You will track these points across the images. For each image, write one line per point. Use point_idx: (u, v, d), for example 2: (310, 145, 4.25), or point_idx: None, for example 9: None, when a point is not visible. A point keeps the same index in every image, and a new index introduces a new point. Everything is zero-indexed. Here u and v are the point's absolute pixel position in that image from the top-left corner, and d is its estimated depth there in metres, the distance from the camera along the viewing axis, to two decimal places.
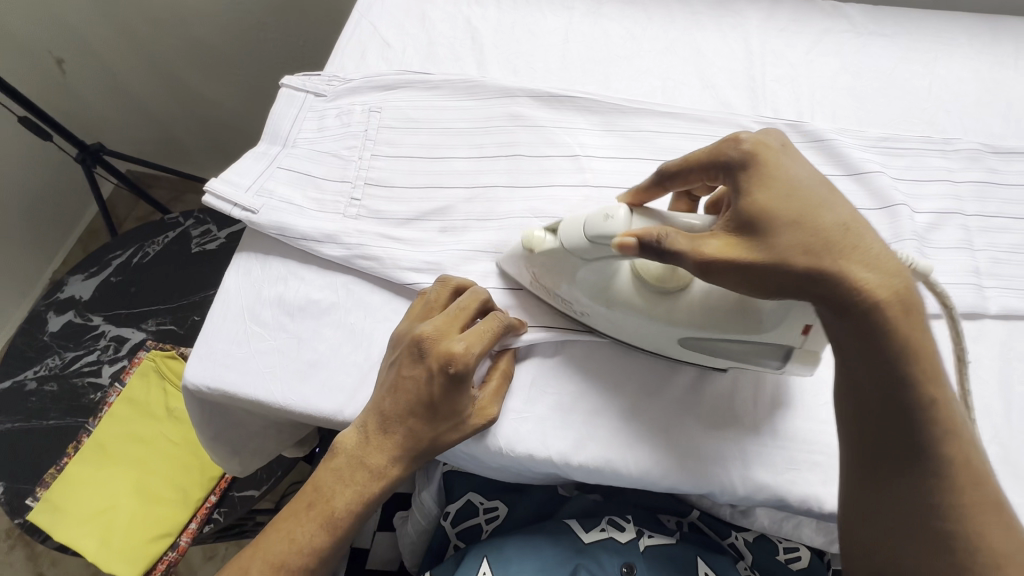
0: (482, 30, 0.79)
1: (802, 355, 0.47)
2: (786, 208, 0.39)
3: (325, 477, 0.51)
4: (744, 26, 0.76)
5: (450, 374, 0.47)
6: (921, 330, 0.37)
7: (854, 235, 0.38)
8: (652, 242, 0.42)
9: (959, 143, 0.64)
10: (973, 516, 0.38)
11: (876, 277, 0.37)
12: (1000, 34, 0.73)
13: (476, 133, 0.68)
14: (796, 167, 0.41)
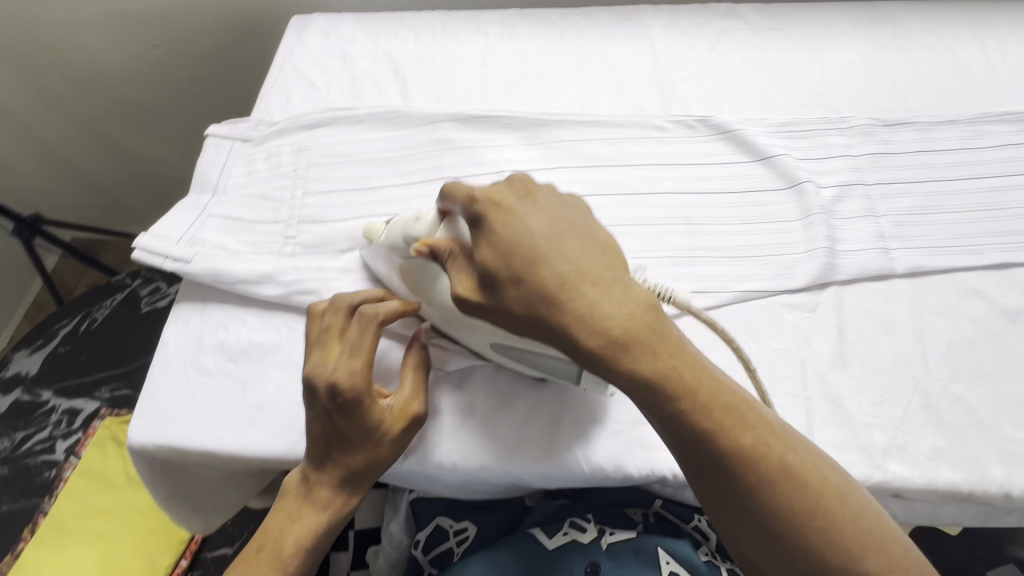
0: (403, 62, 0.82)
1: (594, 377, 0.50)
2: (501, 265, 0.41)
3: (274, 517, 0.51)
4: (649, 34, 0.81)
5: (336, 398, 0.48)
6: (660, 359, 0.39)
7: (569, 286, 0.40)
8: (437, 254, 0.46)
9: (852, 120, 0.69)
10: (822, 528, 0.38)
11: (593, 324, 0.39)
12: (878, 18, 0.79)
13: (404, 161, 0.70)
14: (522, 218, 0.43)
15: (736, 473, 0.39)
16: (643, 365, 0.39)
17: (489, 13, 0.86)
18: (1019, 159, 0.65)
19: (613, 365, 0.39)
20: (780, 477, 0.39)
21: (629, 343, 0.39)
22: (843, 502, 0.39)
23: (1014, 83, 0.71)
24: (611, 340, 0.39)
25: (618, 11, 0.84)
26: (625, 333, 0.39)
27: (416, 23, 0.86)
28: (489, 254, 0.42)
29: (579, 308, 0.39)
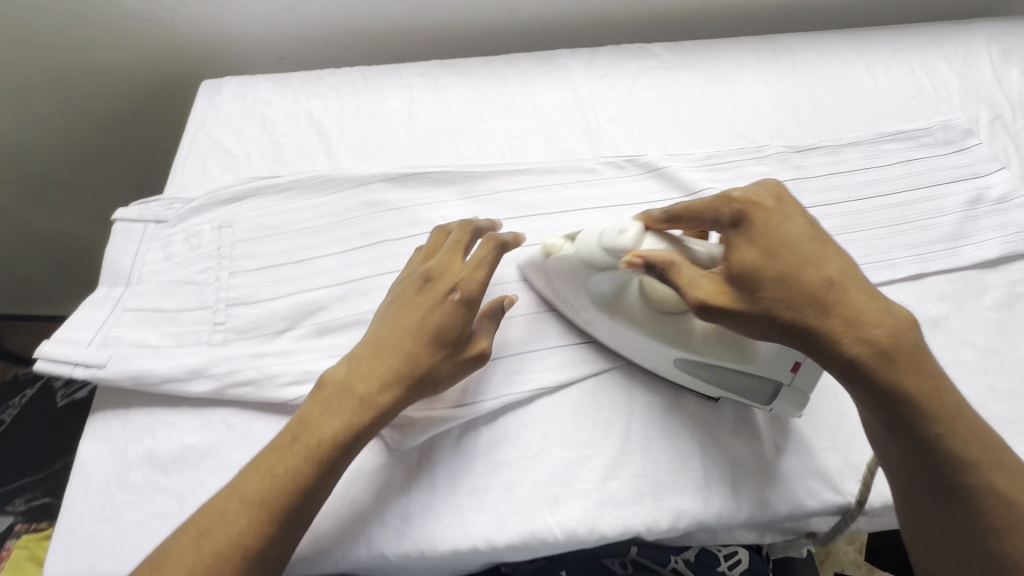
0: (326, 122, 0.79)
1: (790, 395, 0.52)
2: (748, 277, 0.46)
3: (312, 410, 0.50)
4: (571, 77, 0.83)
5: (457, 298, 0.53)
6: (921, 354, 0.45)
7: (839, 287, 0.46)
8: (658, 267, 0.47)
9: (767, 150, 0.73)
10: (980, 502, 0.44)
11: (882, 318, 0.45)
12: (778, 49, 0.85)
13: (336, 227, 0.67)
14: (736, 240, 0.48)
15: (948, 458, 0.44)
16: (902, 361, 0.44)
17: (411, 66, 0.86)
18: (916, 173, 0.70)
19: (873, 361, 0.44)
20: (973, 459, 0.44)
21: (903, 343, 0.45)
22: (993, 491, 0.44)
23: (901, 103, 0.78)
24: (898, 336, 0.45)
25: (538, 56, 0.86)
26: (912, 327, 0.46)
27: (336, 80, 0.84)
28: (760, 261, 0.46)
29: (844, 310, 0.45)
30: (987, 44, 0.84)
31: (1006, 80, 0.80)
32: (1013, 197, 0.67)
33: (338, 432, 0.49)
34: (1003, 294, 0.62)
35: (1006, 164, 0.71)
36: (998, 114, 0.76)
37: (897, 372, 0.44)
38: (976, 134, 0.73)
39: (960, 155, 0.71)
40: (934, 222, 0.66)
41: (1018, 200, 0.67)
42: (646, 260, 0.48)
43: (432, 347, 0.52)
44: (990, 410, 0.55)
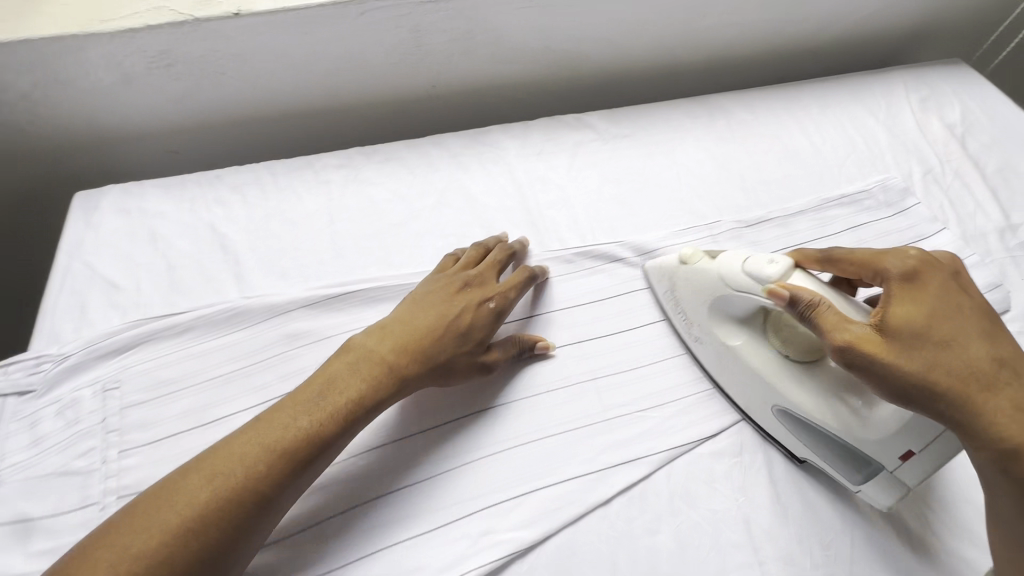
0: (231, 234, 0.68)
1: (888, 481, 0.49)
2: (948, 336, 0.45)
3: (337, 368, 0.51)
4: (505, 158, 0.77)
5: (491, 308, 0.58)
6: None
7: (1009, 368, 0.44)
8: (801, 304, 0.48)
9: (718, 228, 0.70)
10: None
11: (1021, 415, 0.42)
12: (713, 110, 0.83)
13: (253, 372, 0.57)
14: (933, 282, 0.47)
15: None
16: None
17: (327, 156, 0.76)
18: (865, 240, 0.69)
19: (999, 456, 0.42)
20: None
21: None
22: None
23: (839, 163, 0.77)
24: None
25: (468, 135, 0.79)
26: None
27: (241, 180, 0.74)
28: (935, 324, 0.45)
29: (1009, 394, 0.43)
30: (907, 93, 0.85)
31: (930, 129, 0.81)
32: (959, 259, 0.67)
33: (328, 415, 0.48)
34: None
35: (946, 222, 0.71)
36: (929, 168, 0.77)
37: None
38: (913, 193, 0.73)
39: (902, 216, 0.71)
40: None
41: (964, 261, 0.67)
42: (791, 295, 0.48)
43: (456, 351, 0.55)
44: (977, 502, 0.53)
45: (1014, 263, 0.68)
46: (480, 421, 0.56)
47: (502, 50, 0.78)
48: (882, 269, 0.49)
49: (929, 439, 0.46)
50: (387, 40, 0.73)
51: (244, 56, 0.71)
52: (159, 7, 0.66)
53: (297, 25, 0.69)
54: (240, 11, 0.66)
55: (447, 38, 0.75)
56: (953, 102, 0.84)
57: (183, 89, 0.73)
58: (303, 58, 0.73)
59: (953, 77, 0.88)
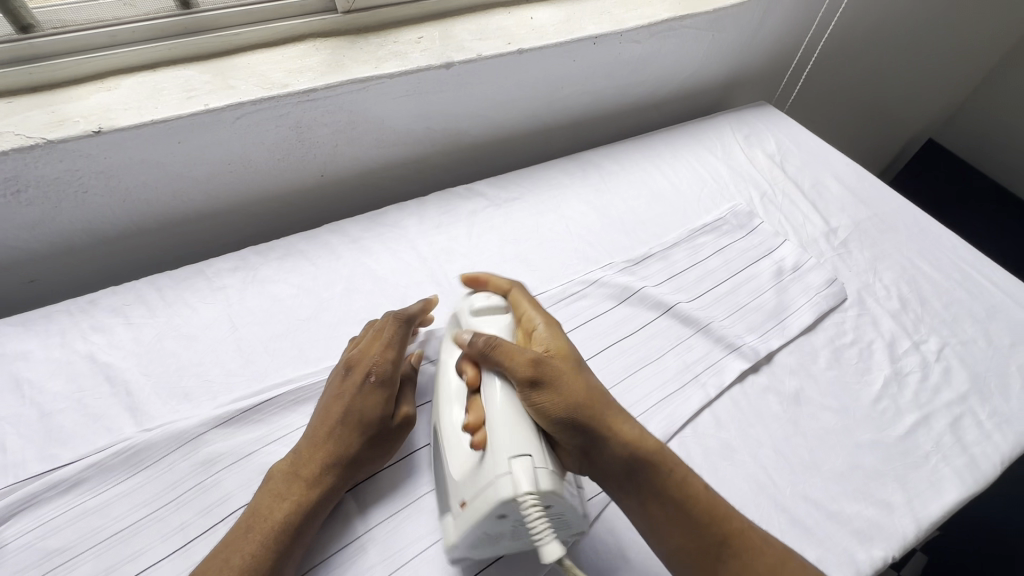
0: (119, 362, 0.62)
1: (449, 523, 0.49)
2: (580, 382, 0.53)
3: (264, 498, 0.50)
4: (406, 236, 0.79)
5: (374, 380, 0.56)
6: (660, 451, 0.52)
7: (602, 395, 0.53)
8: (476, 343, 0.54)
9: (611, 269, 0.77)
10: (739, 554, 0.48)
11: (637, 433, 0.52)
12: (586, 166, 0.93)
13: (167, 514, 0.52)
14: (563, 340, 0.57)
15: (687, 514, 0.49)
16: (667, 465, 0.51)
17: (218, 260, 0.73)
18: (729, 260, 0.81)
19: (626, 465, 0.50)
20: (690, 500, 0.49)
21: (651, 451, 0.51)
22: (759, 551, 0.48)
23: (695, 198, 0.90)
24: (646, 442, 0.51)
25: (365, 219, 0.81)
26: (643, 433, 0.52)
27: (120, 301, 0.68)
28: (571, 376, 0.53)
29: (599, 404, 0.52)
30: (733, 133, 1.03)
31: (757, 160, 0.98)
32: (802, 263, 0.81)
33: (259, 550, 0.46)
34: (830, 351, 0.72)
35: (786, 235, 0.86)
36: (763, 191, 0.93)
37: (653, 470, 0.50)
38: (757, 214, 0.88)
39: (753, 235, 0.85)
40: (760, 301, 0.76)
41: (806, 264, 0.81)
42: (473, 336, 0.55)
43: (358, 441, 0.53)
44: (866, 465, 0.62)
45: (841, 259, 0.83)
46: (426, 506, 0.55)
47: (386, 135, 0.82)
48: (531, 321, 0.59)
49: (469, 488, 0.47)
50: (269, 139, 0.74)
51: (109, 172, 0.67)
52: (2, 133, 0.61)
53: (169, 136, 0.67)
54: (101, 128, 0.63)
55: (330, 131, 0.77)
56: (768, 136, 1.03)
57: (38, 214, 0.67)
58: (179, 167, 0.71)
59: (763, 117, 1.07)
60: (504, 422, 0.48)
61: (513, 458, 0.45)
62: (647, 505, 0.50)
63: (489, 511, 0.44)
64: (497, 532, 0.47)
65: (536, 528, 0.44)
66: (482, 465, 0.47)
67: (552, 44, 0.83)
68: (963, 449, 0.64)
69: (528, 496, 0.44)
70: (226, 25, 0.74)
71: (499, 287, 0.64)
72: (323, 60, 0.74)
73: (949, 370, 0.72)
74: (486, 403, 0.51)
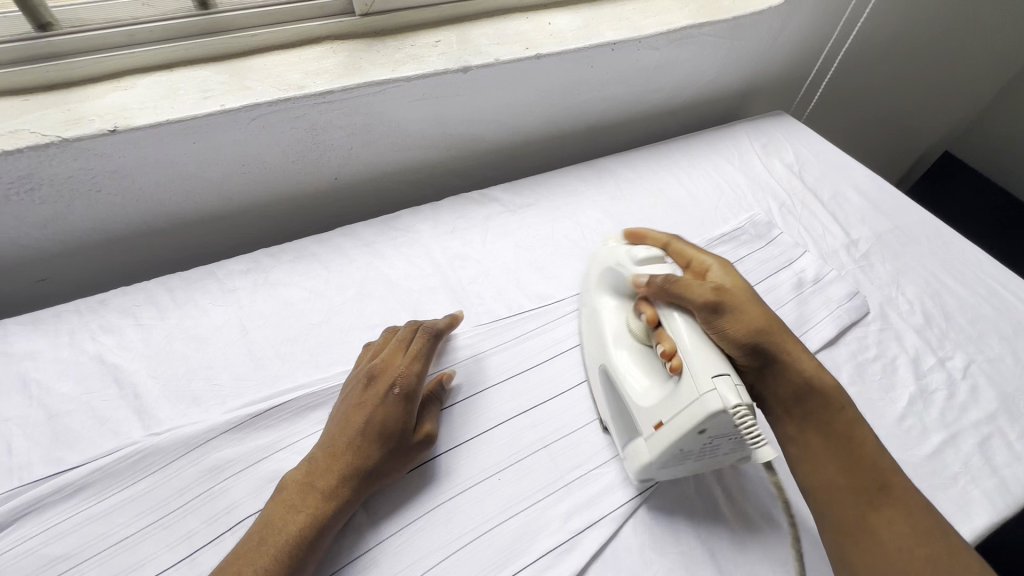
0: (127, 364, 0.61)
1: (641, 445, 0.53)
2: (759, 311, 0.56)
3: (276, 508, 0.49)
4: (419, 240, 0.78)
5: (397, 392, 0.55)
6: (830, 386, 0.55)
7: (781, 328, 0.57)
8: (655, 280, 0.55)
9: None
10: (891, 501, 0.48)
11: (813, 363, 0.56)
12: (602, 173, 0.92)
13: (173, 522, 0.50)
14: (737, 276, 0.60)
15: (848, 454, 0.51)
16: (832, 400, 0.54)
17: (230, 262, 0.73)
18: (749, 271, 0.79)
19: (798, 391, 0.55)
20: (850, 441, 0.52)
21: (828, 382, 0.55)
22: (912, 502, 0.48)
23: (714, 207, 0.89)
24: (820, 377, 0.55)
25: (378, 222, 0.80)
26: (818, 365, 0.56)
27: (130, 301, 0.67)
28: (751, 304, 0.56)
29: (784, 331, 0.56)
30: (752, 142, 1.01)
31: (775, 170, 0.97)
32: (823, 275, 0.79)
33: (270, 560, 0.45)
34: (853, 366, 0.70)
35: (806, 246, 0.84)
36: (782, 202, 0.91)
37: (826, 400, 0.54)
38: (776, 225, 0.86)
39: (772, 245, 0.83)
40: (779, 314, 0.74)
41: (827, 277, 0.79)
42: (650, 276, 0.56)
43: (376, 451, 0.52)
44: None
45: (862, 271, 0.81)
46: (438, 519, 0.53)
47: (400, 139, 0.81)
48: (702, 262, 0.62)
49: (671, 408, 0.49)
50: (285, 141, 0.73)
51: (124, 172, 0.67)
52: (17, 130, 0.60)
53: (185, 136, 0.66)
54: (116, 127, 0.62)
55: (347, 134, 0.76)
56: (786, 145, 1.02)
57: (52, 213, 0.67)
58: (193, 168, 0.70)
59: (780, 126, 1.06)
60: (697, 349, 0.50)
61: (716, 377, 0.47)
62: (805, 436, 0.54)
63: (695, 426, 0.47)
64: (687, 451, 0.50)
65: (749, 431, 0.46)
66: (680, 388, 0.49)
67: (570, 49, 0.82)
68: (992, 471, 0.62)
69: (738, 408, 0.46)
70: (243, 26, 0.73)
71: (657, 239, 0.66)
72: (340, 62, 0.74)
73: (975, 388, 0.69)
74: (673, 334, 0.52)
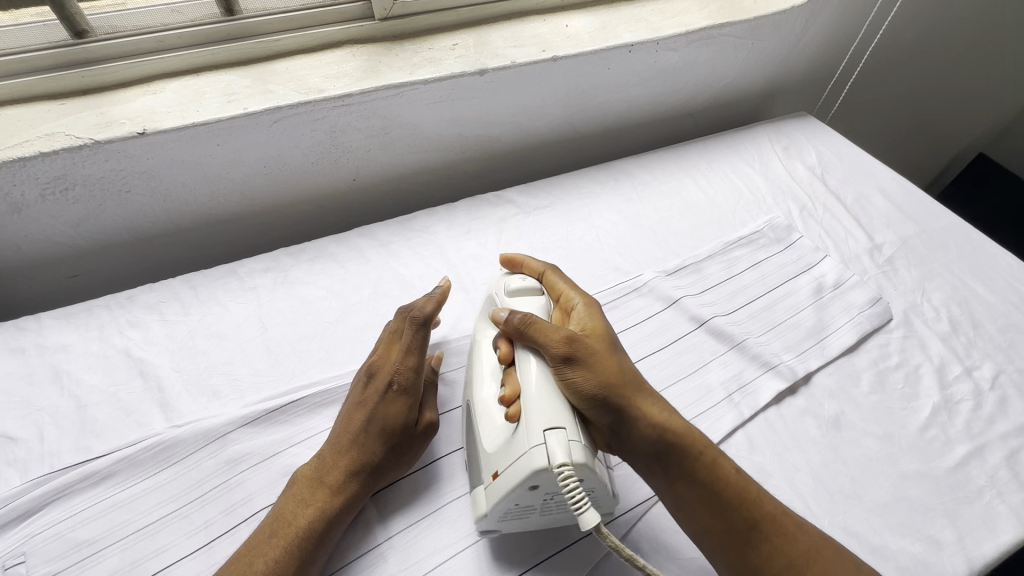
0: (152, 358, 0.64)
1: (479, 496, 0.50)
2: (612, 361, 0.52)
3: (287, 503, 0.50)
4: (435, 241, 0.79)
5: (396, 388, 0.55)
6: (689, 434, 0.51)
7: (632, 377, 0.52)
8: (509, 318, 0.54)
9: (641, 281, 0.75)
10: (770, 536, 0.47)
11: (664, 413, 0.51)
12: (617, 175, 0.91)
13: (191, 511, 0.52)
14: (600, 319, 0.56)
15: (713, 496, 0.48)
16: (697, 453, 0.50)
17: (250, 261, 0.75)
18: (766, 275, 0.78)
19: (656, 446, 0.50)
20: (718, 487, 0.49)
21: (684, 433, 0.50)
22: (788, 536, 0.47)
23: (731, 210, 0.87)
24: (679, 425, 0.51)
25: (394, 223, 0.81)
26: (675, 413, 0.52)
27: (156, 297, 0.70)
28: (603, 354, 0.52)
29: (634, 381, 0.52)
30: (772, 144, 1.00)
31: (796, 171, 0.95)
32: (844, 280, 0.78)
33: (281, 554, 0.46)
34: (873, 373, 0.68)
35: (826, 251, 0.82)
36: (803, 204, 0.89)
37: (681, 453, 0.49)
38: (795, 228, 0.85)
39: (791, 249, 0.82)
40: (797, 319, 0.73)
41: (848, 282, 0.77)
42: (509, 313, 0.54)
43: (380, 449, 0.53)
44: (912, 497, 0.58)
45: (886, 277, 0.79)
46: (447, 516, 0.54)
47: (417, 140, 0.82)
48: (570, 301, 0.59)
49: (507, 458, 0.47)
50: (304, 143, 0.75)
51: (152, 173, 0.69)
52: (53, 133, 0.63)
53: (209, 139, 0.68)
54: (145, 130, 0.65)
55: (364, 136, 0.78)
56: (808, 147, 0.99)
57: (83, 212, 0.70)
58: (217, 169, 0.73)
59: (803, 128, 1.04)
60: (539, 395, 0.48)
61: (547, 430, 0.45)
62: (673, 489, 0.50)
63: (523, 481, 0.44)
64: (527, 505, 0.48)
65: (571, 496, 0.43)
66: (518, 434, 0.47)
67: (587, 51, 0.82)
68: (1021, 486, 0.60)
69: (564, 467, 0.43)
70: (267, 31, 0.76)
71: (533, 269, 0.63)
72: (359, 65, 0.75)
73: (1005, 400, 0.67)
74: (520, 377, 0.51)
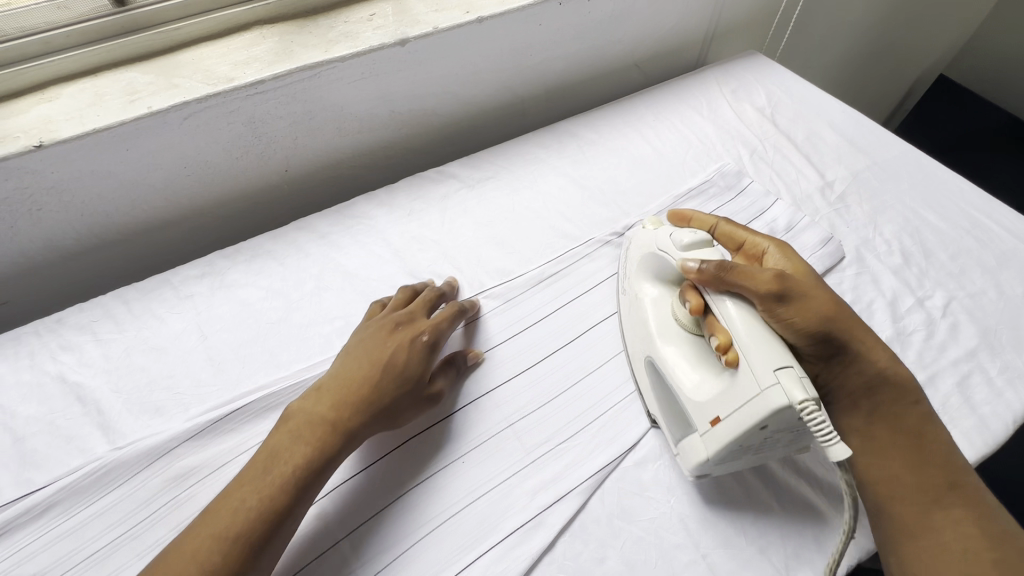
0: (88, 380, 0.61)
1: (695, 443, 0.51)
2: (823, 296, 0.53)
3: (245, 473, 0.48)
4: (376, 227, 0.76)
5: (424, 341, 0.57)
6: (903, 373, 0.54)
7: (845, 312, 0.54)
8: (707, 270, 0.52)
9: (587, 248, 0.75)
10: (973, 505, 0.48)
11: (883, 355, 0.54)
12: (562, 137, 0.88)
13: (142, 532, 0.51)
14: (797, 260, 0.59)
15: (923, 448, 0.51)
16: (909, 401, 0.53)
17: (185, 268, 0.72)
18: None
19: (874, 381, 0.53)
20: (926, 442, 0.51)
21: (903, 378, 0.53)
22: (984, 510, 0.48)
23: (682, 162, 0.85)
24: (899, 369, 0.54)
25: (333, 212, 0.78)
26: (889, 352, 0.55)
27: (87, 317, 0.67)
28: (814, 288, 0.54)
29: (849, 319, 0.54)
30: (720, 87, 0.97)
31: (746, 114, 0.92)
32: (796, 222, 0.77)
33: (227, 539, 0.44)
34: None
35: (777, 194, 0.81)
36: (754, 148, 0.87)
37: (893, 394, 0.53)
38: (746, 173, 0.83)
39: (742, 196, 0.80)
40: None
41: (800, 224, 0.76)
42: (701, 263, 0.53)
43: (396, 389, 0.54)
44: None
45: (838, 215, 0.78)
46: (405, 505, 0.53)
47: (347, 123, 0.78)
48: (757, 245, 0.61)
49: (733, 403, 0.48)
50: (224, 138, 0.71)
51: (61, 187, 0.65)
52: None
53: (116, 144, 0.64)
54: (42, 142, 0.60)
55: (288, 124, 0.74)
56: (757, 88, 0.97)
57: None
58: (134, 174, 0.69)
59: (751, 67, 1.01)
60: (754, 340, 0.48)
61: (777, 369, 0.46)
62: (875, 431, 0.52)
63: (760, 419, 0.45)
64: (747, 446, 0.49)
65: (820, 431, 0.43)
66: (744, 378, 0.48)
67: (514, 8, 0.77)
68: (972, 410, 0.60)
69: (805, 403, 0.44)
70: (166, 19, 0.70)
71: (703, 223, 0.66)
72: (270, 48, 0.70)
73: (956, 326, 0.67)
74: (726, 322, 0.50)
